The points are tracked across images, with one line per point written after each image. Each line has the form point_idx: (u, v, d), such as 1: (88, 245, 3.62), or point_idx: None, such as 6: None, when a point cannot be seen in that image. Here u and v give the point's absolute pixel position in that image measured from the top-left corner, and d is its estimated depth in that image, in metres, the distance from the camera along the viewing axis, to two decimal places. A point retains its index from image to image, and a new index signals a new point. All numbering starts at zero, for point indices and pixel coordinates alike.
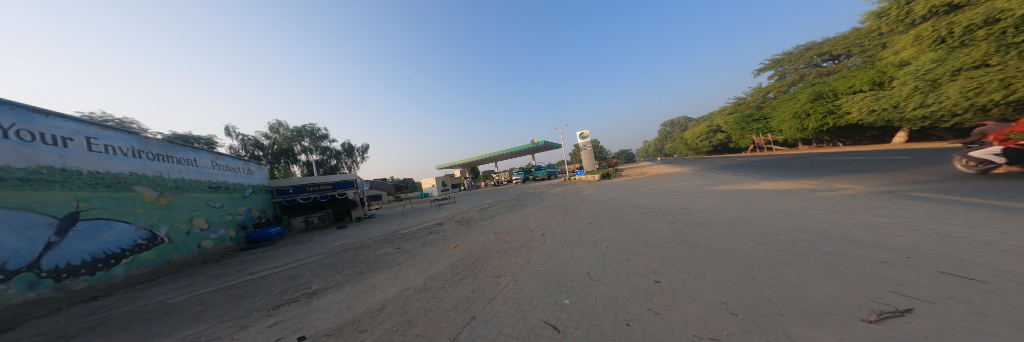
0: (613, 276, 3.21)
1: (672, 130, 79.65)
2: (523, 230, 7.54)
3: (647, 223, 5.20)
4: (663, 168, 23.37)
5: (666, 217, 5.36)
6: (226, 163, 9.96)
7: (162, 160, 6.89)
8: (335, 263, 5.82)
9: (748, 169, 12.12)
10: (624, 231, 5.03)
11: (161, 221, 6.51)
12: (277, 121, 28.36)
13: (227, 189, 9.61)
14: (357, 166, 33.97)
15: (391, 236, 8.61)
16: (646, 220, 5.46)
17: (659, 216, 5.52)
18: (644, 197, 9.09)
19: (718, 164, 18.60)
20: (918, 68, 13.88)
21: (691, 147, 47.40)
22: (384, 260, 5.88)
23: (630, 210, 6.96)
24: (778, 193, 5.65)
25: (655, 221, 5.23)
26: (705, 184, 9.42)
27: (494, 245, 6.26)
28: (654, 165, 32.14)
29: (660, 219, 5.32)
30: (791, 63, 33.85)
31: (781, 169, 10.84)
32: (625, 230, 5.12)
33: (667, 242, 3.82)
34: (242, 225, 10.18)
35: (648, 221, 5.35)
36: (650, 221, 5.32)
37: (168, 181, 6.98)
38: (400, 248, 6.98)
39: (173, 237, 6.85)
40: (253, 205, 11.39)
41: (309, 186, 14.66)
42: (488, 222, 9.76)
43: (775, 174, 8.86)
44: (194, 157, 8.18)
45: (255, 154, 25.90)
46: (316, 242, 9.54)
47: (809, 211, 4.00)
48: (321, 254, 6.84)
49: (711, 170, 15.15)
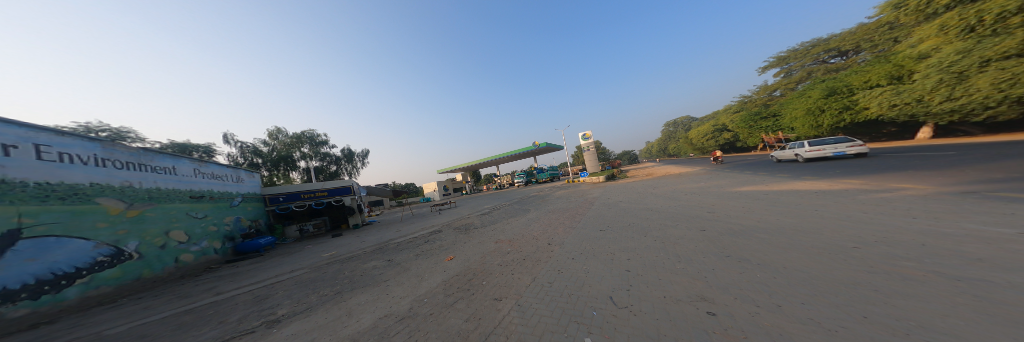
0: (645, 303, 2.47)
1: (676, 130, 78.57)
2: (526, 238, 6.85)
3: (672, 231, 4.47)
4: (670, 169, 22.67)
5: (693, 223, 4.63)
6: (211, 171, 9.50)
7: (131, 168, 6.43)
8: (315, 278, 5.18)
9: (768, 169, 11.31)
10: (646, 240, 4.30)
11: (130, 236, 6.05)
12: (275, 128, 28.07)
13: (212, 198, 9.15)
14: (357, 172, 33.58)
15: (384, 246, 7.94)
16: (671, 227, 4.70)
17: (683, 223, 4.78)
18: (659, 200, 8.35)
19: (730, 164, 17.78)
20: (942, 60, 13.14)
21: (697, 147, 46.49)
22: (370, 276, 5.20)
23: (646, 216, 6.21)
24: (822, 195, 4.88)
25: (681, 228, 4.49)
26: (724, 185, 8.64)
27: (494, 258, 5.58)
28: (660, 166, 31.31)
29: (685, 226, 4.58)
30: (797, 60, 32.90)
31: (807, 167, 10.02)
32: (647, 239, 4.39)
33: (707, 255, 3.08)
34: (229, 236, 9.64)
35: (673, 228, 4.61)
36: (674, 228, 4.59)
37: (140, 191, 6.54)
38: (391, 260, 6.32)
39: (144, 252, 6.34)
40: (242, 214, 10.87)
41: (302, 193, 14.12)
42: (489, 229, 9.09)
43: (803, 174, 8.06)
44: (173, 165, 7.73)
45: (254, 162, 25.55)
46: (304, 253, 8.89)
47: (879, 217, 3.25)
48: (305, 267, 6.19)
49: (725, 169, 14.37)
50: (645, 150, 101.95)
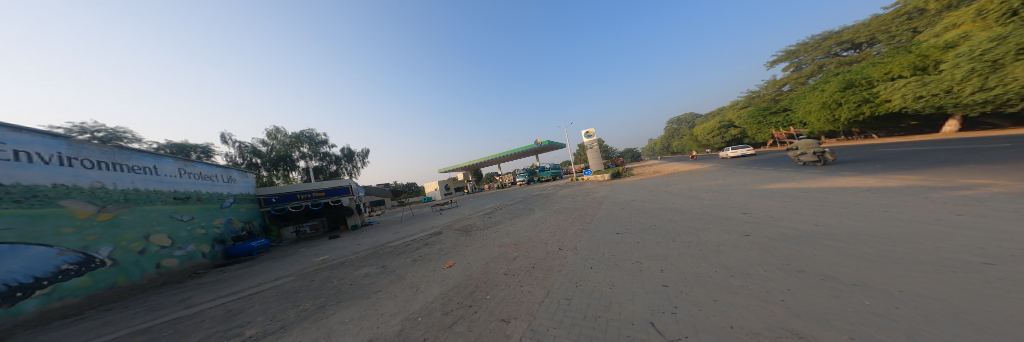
0: (705, 335, 1.82)
1: (680, 127, 77.20)
2: (533, 242, 6.28)
3: (707, 235, 3.85)
4: (678, 166, 21.95)
5: (731, 226, 4.01)
6: (198, 171, 9.03)
7: (104, 168, 5.94)
8: (299, 288, 4.64)
9: (789, 165, 10.57)
10: (676, 247, 3.69)
11: (102, 241, 5.54)
12: (274, 128, 27.72)
13: (198, 199, 8.67)
14: (357, 172, 33.14)
15: (379, 251, 7.40)
16: (703, 231, 4.09)
17: (718, 226, 4.16)
18: (677, 198, 7.72)
19: (742, 161, 17.01)
20: (973, 48, 12.28)
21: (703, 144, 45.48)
22: (359, 286, 4.65)
23: (668, 217, 5.59)
24: (879, 193, 4.22)
25: (717, 232, 3.86)
26: (747, 182, 7.97)
27: (498, 265, 5.00)
28: (666, 163, 30.59)
29: (722, 229, 3.94)
30: (808, 54, 31.61)
31: (835, 163, 9.26)
32: (677, 245, 3.77)
33: (769, 269, 2.43)
34: (218, 239, 9.15)
35: (708, 232, 3.98)
36: (709, 232, 3.95)
37: (114, 193, 6.06)
38: (385, 267, 5.78)
39: (120, 258, 5.82)
40: (234, 216, 10.39)
41: (298, 194, 13.59)
42: (492, 231, 8.53)
43: (836, 169, 7.37)
44: (154, 164, 7.25)
45: (253, 162, 25.20)
46: (297, 257, 8.35)
47: (985, 221, 2.60)
48: (291, 275, 5.64)
49: (740, 166, 13.63)
50: (649, 148, 100.51)
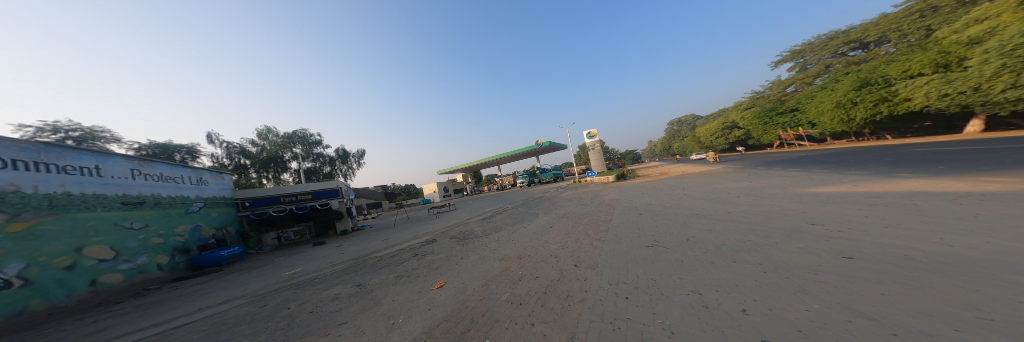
0: None
1: (680, 128, 76.59)
2: (541, 255, 5.29)
3: (788, 256, 2.90)
4: (686, 168, 21.04)
5: (813, 243, 3.07)
6: (159, 171, 8.03)
7: (21, 168, 4.95)
8: (242, 318, 3.57)
9: (821, 166, 9.62)
10: (747, 271, 2.73)
11: (10, 256, 4.52)
12: (265, 128, 26.71)
13: (157, 204, 7.65)
14: (352, 173, 32.11)
15: (361, 263, 6.38)
16: (776, 249, 3.14)
17: (792, 242, 3.20)
18: (703, 203, 6.83)
19: (757, 162, 16.11)
20: (1002, 44, 11.54)
21: (706, 145, 44.82)
22: (321, 315, 3.59)
23: (709, 227, 4.66)
24: (998, 202, 3.29)
25: (800, 252, 2.92)
26: (784, 185, 7.05)
27: (499, 289, 3.99)
28: (670, 165, 29.75)
29: (803, 249, 3.00)
30: (814, 53, 30.71)
31: (877, 164, 8.33)
32: (744, 269, 2.82)
33: (960, 327, 1.44)
34: (182, 248, 8.09)
35: (784, 250, 3.04)
36: (786, 251, 3.00)
37: (35, 198, 5.05)
38: (361, 286, 4.76)
39: (35, 276, 4.75)
40: (203, 222, 9.33)
41: (282, 196, 12.49)
42: (492, 239, 7.53)
43: (889, 171, 6.47)
44: (96, 164, 6.31)
45: (241, 163, 24.07)
46: (269, 269, 7.29)
47: None
48: (247, 295, 4.60)
49: (760, 168, 12.69)
50: (649, 150, 99.71)
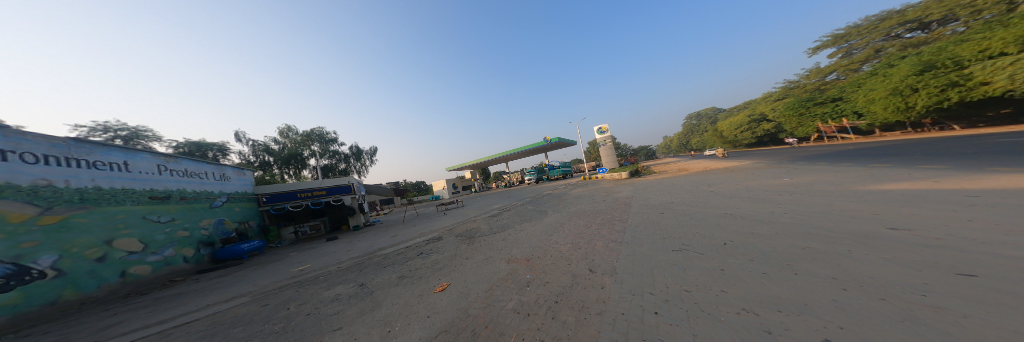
0: None
1: (699, 122, 72.30)
2: (552, 258, 4.87)
3: (881, 276, 2.27)
4: (708, 164, 19.63)
5: (908, 260, 2.44)
6: (184, 167, 8.39)
7: (51, 163, 5.23)
8: (241, 319, 3.45)
9: (876, 161, 8.40)
10: (823, 296, 2.17)
11: (44, 248, 4.77)
12: (286, 126, 27.95)
13: (182, 198, 8.00)
14: (366, 170, 33.12)
15: (366, 261, 6.27)
16: (854, 264, 2.53)
17: (876, 257, 2.58)
18: (736, 201, 6.08)
19: (791, 157, 14.61)
20: None
21: (730, 140, 41.87)
22: (317, 319, 3.40)
23: (749, 229, 4.04)
24: None
25: (892, 273, 2.30)
26: (833, 183, 6.17)
27: (505, 295, 3.63)
28: (689, 161, 28.00)
29: (897, 267, 2.36)
30: (861, 37, 27.10)
31: (951, 157, 7.10)
32: (817, 291, 2.26)
33: None
34: (207, 241, 8.48)
35: (868, 267, 2.43)
36: (874, 270, 2.39)
37: (67, 192, 5.35)
38: (363, 286, 4.59)
39: (68, 268, 5.02)
40: (227, 216, 9.75)
41: (298, 192, 12.92)
42: (499, 238, 7.23)
43: (975, 167, 5.42)
44: (124, 160, 6.64)
45: (265, 160, 25.43)
46: (281, 264, 7.40)
47: None
48: (253, 293, 4.57)
49: (796, 163, 11.44)
50: (665, 145, 95.43)
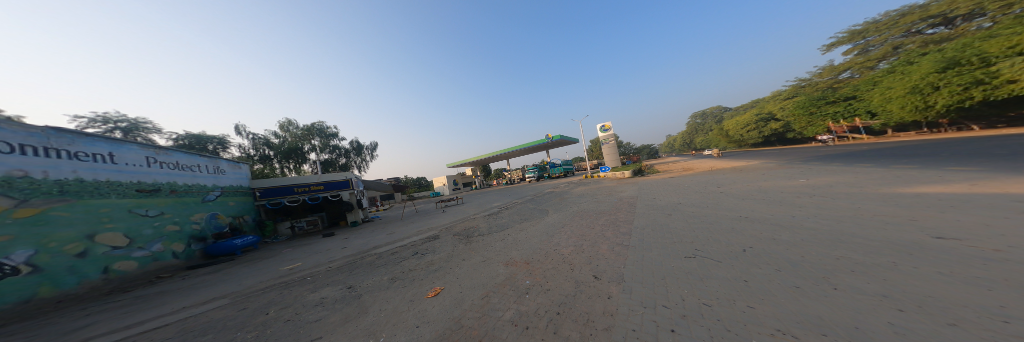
0: None
1: (704, 121, 71.21)
2: (554, 262, 4.55)
3: (943, 292, 1.91)
4: (714, 163, 19.18)
5: (974, 278, 2.00)
6: (175, 160, 8.18)
7: (30, 153, 4.99)
8: (213, 325, 3.17)
9: (898, 161, 7.96)
10: (882, 322, 1.68)
11: (19, 242, 4.55)
12: (286, 120, 27.75)
13: (172, 192, 7.78)
14: (367, 165, 32.98)
15: (359, 260, 6.00)
16: (906, 278, 2.08)
17: (934, 272, 2.12)
18: (750, 203, 5.71)
19: (802, 157, 14.14)
20: None
21: (735, 139, 41.18)
22: (295, 327, 3.11)
23: (770, 234, 3.63)
24: None
25: (955, 287, 1.94)
26: (856, 185, 5.73)
27: (502, 304, 3.32)
28: (694, 161, 27.51)
29: (962, 287, 1.92)
30: (880, 33, 26.14)
31: (982, 159, 6.66)
32: (875, 315, 1.76)
33: None
34: (198, 236, 8.29)
35: (925, 282, 2.05)
36: (943, 292, 1.88)
37: (45, 184, 5.11)
38: (351, 289, 4.30)
39: (45, 263, 4.79)
40: (220, 210, 9.55)
41: (295, 187, 12.69)
42: (498, 238, 6.93)
43: (1014, 169, 5.01)
44: (110, 151, 6.41)
45: (265, 154, 25.24)
46: (272, 261, 7.16)
47: None
48: (235, 294, 4.30)
49: (809, 163, 11.00)
50: (668, 145, 94.52)
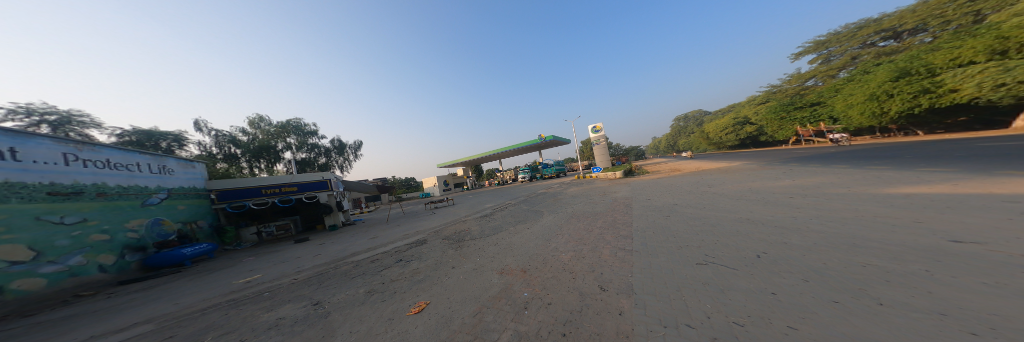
0: None
1: (686, 124, 74.56)
2: (554, 269, 4.14)
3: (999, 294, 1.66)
4: (700, 164, 19.77)
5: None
6: (106, 157, 6.94)
7: None
8: None
9: (873, 162, 8.34)
10: None
11: None
12: (257, 116, 25.48)
13: (99, 195, 6.56)
14: (349, 165, 31.12)
15: (331, 271, 5.27)
16: (949, 286, 1.79)
17: (977, 277, 1.84)
18: (748, 203, 5.63)
19: (782, 158, 14.78)
20: None
21: (715, 141, 43.32)
22: None
23: (779, 238, 3.39)
24: None
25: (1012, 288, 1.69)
26: (843, 185, 5.81)
27: (497, 323, 2.83)
28: (679, 162, 28.45)
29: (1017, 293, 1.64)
30: (840, 44, 28.70)
31: (949, 160, 7.06)
32: (943, 339, 1.38)
33: None
34: (135, 246, 7.10)
35: (974, 284, 1.80)
36: (1008, 302, 1.55)
37: None
38: (317, 306, 3.64)
39: None
40: (166, 216, 8.31)
41: (263, 188, 11.41)
42: (491, 242, 6.45)
43: (985, 170, 5.25)
44: (12, 146, 5.21)
45: (231, 152, 22.93)
46: (227, 273, 6.19)
47: None
48: (165, 317, 3.49)
49: (791, 164, 11.41)
50: (653, 147, 98.06)
